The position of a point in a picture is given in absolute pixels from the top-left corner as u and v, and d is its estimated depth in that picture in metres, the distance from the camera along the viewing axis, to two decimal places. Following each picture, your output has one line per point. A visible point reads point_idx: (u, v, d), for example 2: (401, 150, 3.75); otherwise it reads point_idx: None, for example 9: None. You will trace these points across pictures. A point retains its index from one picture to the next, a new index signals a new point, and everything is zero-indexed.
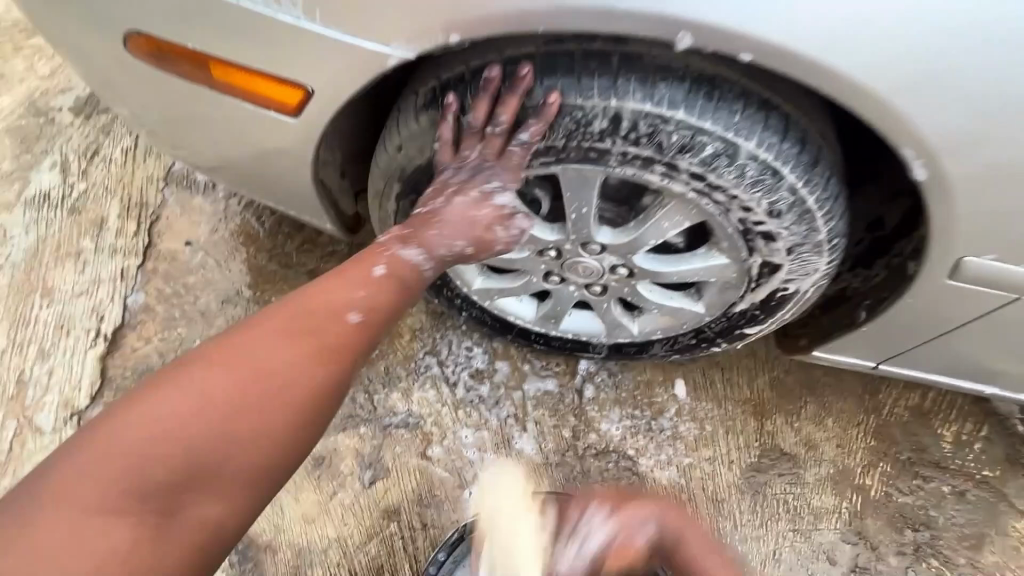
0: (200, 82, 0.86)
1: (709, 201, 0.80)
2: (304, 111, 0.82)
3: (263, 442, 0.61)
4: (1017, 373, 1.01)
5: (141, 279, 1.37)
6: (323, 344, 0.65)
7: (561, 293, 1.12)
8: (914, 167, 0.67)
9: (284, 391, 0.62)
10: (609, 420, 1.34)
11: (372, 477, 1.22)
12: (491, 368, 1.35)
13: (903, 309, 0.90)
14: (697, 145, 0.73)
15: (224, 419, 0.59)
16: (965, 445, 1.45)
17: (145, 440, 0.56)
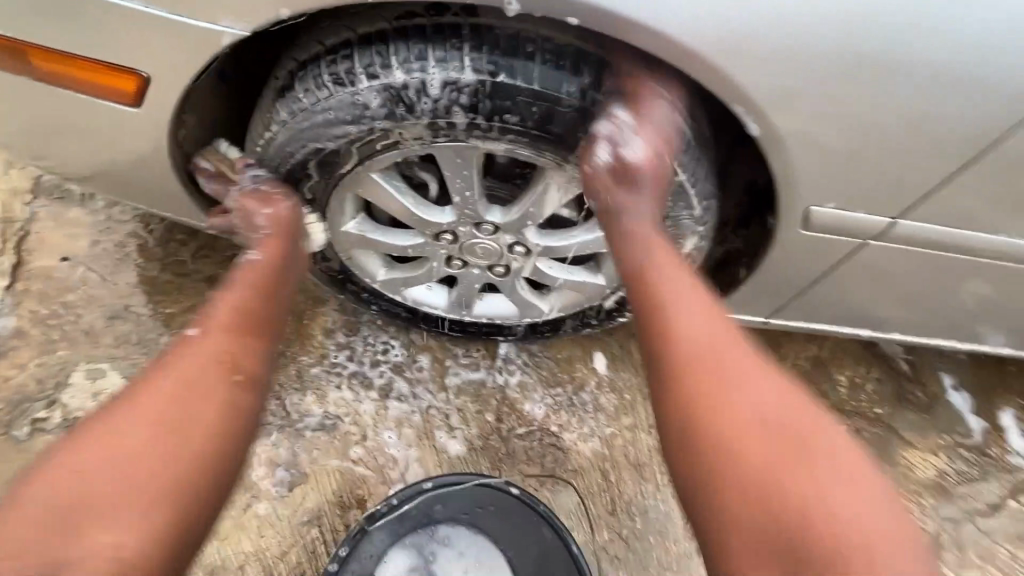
0: (26, 73, 0.79)
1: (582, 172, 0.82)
2: (147, 100, 0.77)
3: (168, 437, 0.68)
4: (884, 317, 1.10)
5: (12, 302, 1.24)
6: (179, 363, 0.73)
7: (465, 277, 1.12)
8: (749, 123, 0.73)
9: (159, 400, 0.70)
10: (531, 400, 1.35)
11: (289, 484, 1.18)
12: (410, 360, 1.33)
13: (774, 262, 0.96)
14: (558, 114, 0.75)
15: (135, 429, 0.68)
16: (858, 387, 1.58)
17: (78, 463, 0.65)
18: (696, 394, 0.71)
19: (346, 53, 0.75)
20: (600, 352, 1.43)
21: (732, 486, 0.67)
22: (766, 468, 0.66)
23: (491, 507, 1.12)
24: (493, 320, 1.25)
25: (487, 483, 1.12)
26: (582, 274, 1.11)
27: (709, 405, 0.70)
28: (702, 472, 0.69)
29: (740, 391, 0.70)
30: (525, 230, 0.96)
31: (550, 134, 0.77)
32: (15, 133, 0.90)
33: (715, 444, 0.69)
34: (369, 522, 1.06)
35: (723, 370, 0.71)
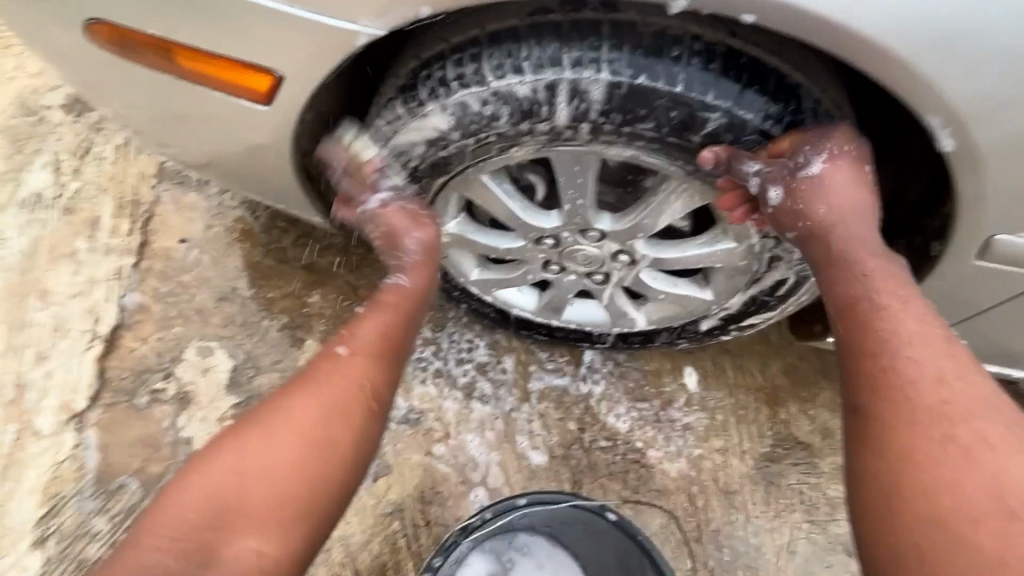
0: (167, 70, 0.82)
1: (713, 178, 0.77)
2: (276, 98, 0.79)
3: (306, 441, 0.72)
4: None
5: (137, 279, 1.34)
6: (325, 377, 0.77)
7: (560, 282, 1.07)
8: (940, 135, 0.66)
9: (303, 421, 0.73)
10: (616, 413, 1.30)
11: (374, 474, 1.20)
12: (494, 360, 1.32)
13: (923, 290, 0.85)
14: (700, 122, 0.70)
15: (295, 442, 0.72)
16: None
17: (220, 469, 0.69)
18: (881, 423, 0.64)
19: (473, 50, 0.72)
20: (691, 368, 1.36)
21: (925, 526, 0.57)
22: (973, 520, 0.56)
23: (581, 526, 1.06)
24: (582, 327, 1.20)
25: (580, 504, 1.04)
26: (686, 287, 1.02)
27: (891, 436, 0.63)
28: (883, 514, 0.60)
29: (936, 424, 0.61)
30: (633, 240, 0.90)
31: (689, 143, 0.72)
32: (152, 124, 0.95)
33: (895, 480, 0.61)
34: (462, 533, 0.99)
35: (917, 402, 0.63)
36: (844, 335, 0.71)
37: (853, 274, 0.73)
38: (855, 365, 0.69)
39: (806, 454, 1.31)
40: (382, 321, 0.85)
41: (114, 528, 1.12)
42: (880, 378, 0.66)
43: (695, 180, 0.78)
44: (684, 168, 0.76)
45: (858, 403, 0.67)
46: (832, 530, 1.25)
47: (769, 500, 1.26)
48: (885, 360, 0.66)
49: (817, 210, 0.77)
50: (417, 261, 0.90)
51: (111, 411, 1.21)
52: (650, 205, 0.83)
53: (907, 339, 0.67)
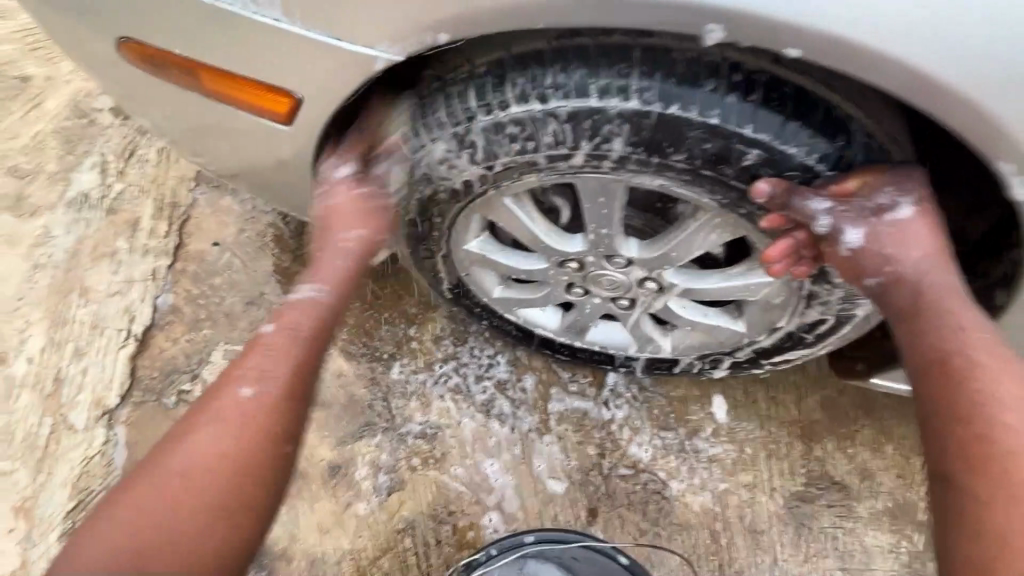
0: (196, 89, 0.83)
1: (746, 212, 0.72)
2: (295, 118, 0.79)
3: (218, 488, 0.69)
4: None
5: (171, 280, 1.38)
6: (229, 416, 0.73)
7: (585, 305, 1.04)
8: (1015, 184, 0.61)
9: (207, 466, 0.70)
10: (638, 442, 1.25)
11: (387, 487, 1.19)
12: (514, 379, 1.30)
13: None
14: (736, 154, 0.66)
15: (201, 490, 0.69)
16: None
17: (122, 527, 0.66)
18: (967, 491, 0.60)
19: (498, 71, 0.70)
20: (720, 396, 1.30)
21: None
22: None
23: (595, 569, 1.04)
24: (606, 349, 1.16)
25: (595, 546, 1.03)
26: (718, 316, 0.97)
27: (978, 503, 0.59)
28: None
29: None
30: (662, 268, 0.86)
31: (724, 175, 0.68)
32: (186, 138, 0.98)
33: (989, 558, 0.56)
34: (467, 570, 1.02)
35: (1011, 469, 0.59)
36: (928, 393, 0.65)
37: (947, 330, 0.66)
38: (940, 426, 0.63)
39: (842, 496, 1.23)
40: (283, 353, 0.78)
41: None
42: (970, 441, 0.61)
43: (727, 214, 0.73)
44: (715, 202, 0.71)
45: (945, 466, 0.62)
46: None
47: (799, 542, 1.19)
48: (971, 422, 0.61)
49: (908, 258, 0.69)
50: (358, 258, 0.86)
51: (141, 408, 1.24)
52: (680, 234, 0.79)
53: (996, 395, 0.62)
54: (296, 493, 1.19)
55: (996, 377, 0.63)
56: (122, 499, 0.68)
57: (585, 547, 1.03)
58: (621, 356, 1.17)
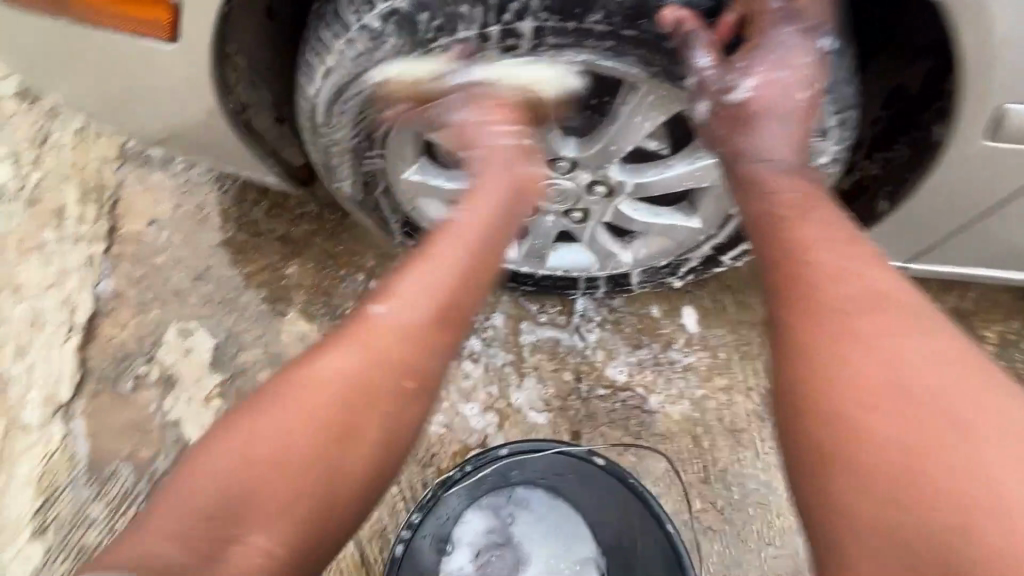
0: (66, 14, 0.76)
1: (681, 80, 0.71)
2: (182, 29, 0.73)
3: (337, 419, 0.66)
4: None
5: (108, 266, 1.30)
6: (368, 339, 0.69)
7: (541, 225, 1.02)
8: None
9: (331, 392, 0.67)
10: (613, 362, 1.25)
11: None
12: (483, 318, 1.28)
13: (932, 189, 0.79)
14: (651, 9, 0.64)
15: (326, 420, 0.66)
16: (1011, 345, 1.34)
17: (250, 449, 0.64)
18: (815, 405, 0.59)
19: None
20: (689, 307, 1.30)
21: (868, 487, 0.54)
22: (911, 464, 0.53)
23: (577, 477, 1.04)
24: (569, 273, 1.14)
25: (569, 450, 1.02)
26: (672, 215, 0.95)
27: (827, 413, 0.58)
28: (830, 463, 0.57)
29: (870, 370, 0.58)
30: (606, 165, 0.85)
31: (643, 36, 0.67)
32: (80, 100, 0.90)
33: (812, 396, 0.60)
34: (442, 487, 0.99)
35: (822, 302, 0.62)
36: (764, 246, 0.69)
37: (789, 223, 0.68)
38: (783, 270, 0.66)
39: None
40: (438, 272, 0.73)
41: (110, 513, 1.12)
42: (812, 349, 0.61)
43: (662, 86, 0.72)
44: (643, 70, 0.70)
45: (806, 358, 0.61)
46: None
47: None
48: (814, 328, 0.62)
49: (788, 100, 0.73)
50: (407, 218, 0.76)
51: (96, 398, 1.19)
52: (616, 122, 0.78)
53: (828, 261, 0.64)
54: None
55: (831, 263, 0.64)
56: (244, 414, 0.67)
57: (561, 454, 1.03)
58: (585, 277, 1.15)
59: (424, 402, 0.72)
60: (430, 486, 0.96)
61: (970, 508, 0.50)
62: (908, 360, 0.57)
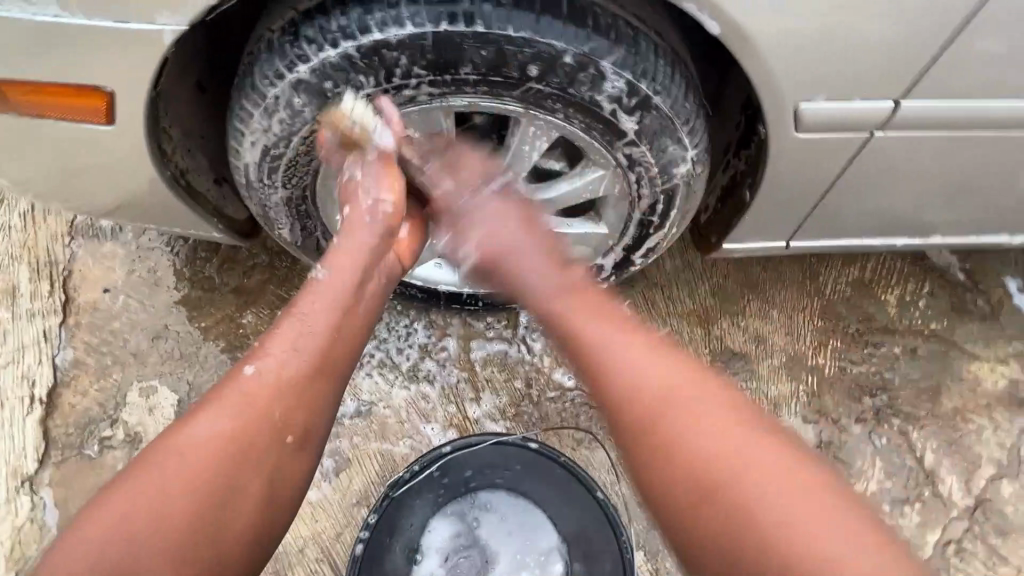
0: (7, 110, 0.84)
1: (550, 111, 0.84)
2: (116, 113, 0.82)
3: (219, 475, 0.67)
4: (903, 211, 1.08)
5: (66, 336, 1.34)
6: (236, 399, 0.72)
7: None
8: (703, 17, 0.74)
9: (214, 447, 0.68)
10: (560, 366, 1.35)
11: (334, 468, 1.23)
12: (435, 341, 1.36)
13: (776, 177, 0.95)
14: (509, 58, 0.77)
15: (218, 474, 0.67)
16: (910, 304, 1.49)
17: (132, 510, 0.64)
18: (654, 463, 0.68)
19: (291, 30, 0.77)
20: (624, 306, 1.42)
21: (681, 494, 0.66)
22: (704, 462, 0.65)
23: (524, 468, 1.11)
24: None
25: (506, 440, 1.08)
26: (583, 224, 1.07)
27: (664, 471, 0.67)
28: (647, 469, 0.69)
29: (684, 422, 0.68)
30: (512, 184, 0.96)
31: (511, 80, 0.80)
32: (25, 183, 0.97)
33: (626, 417, 0.71)
34: (391, 489, 1.02)
35: (612, 340, 0.76)
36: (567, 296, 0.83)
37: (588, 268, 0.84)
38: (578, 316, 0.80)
39: (743, 364, 1.39)
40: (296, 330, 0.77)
41: None
42: (620, 381, 0.73)
43: (535, 117, 0.86)
44: (518, 105, 0.84)
45: (614, 389, 0.72)
46: None
47: None
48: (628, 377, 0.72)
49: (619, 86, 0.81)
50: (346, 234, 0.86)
51: (64, 465, 1.22)
52: (508, 152, 0.93)
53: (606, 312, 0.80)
54: None
55: (614, 327, 0.78)
56: (126, 483, 0.66)
57: (502, 443, 1.09)
58: None
59: (309, 451, 0.75)
60: (379, 493, 1.00)
61: (735, 501, 0.62)
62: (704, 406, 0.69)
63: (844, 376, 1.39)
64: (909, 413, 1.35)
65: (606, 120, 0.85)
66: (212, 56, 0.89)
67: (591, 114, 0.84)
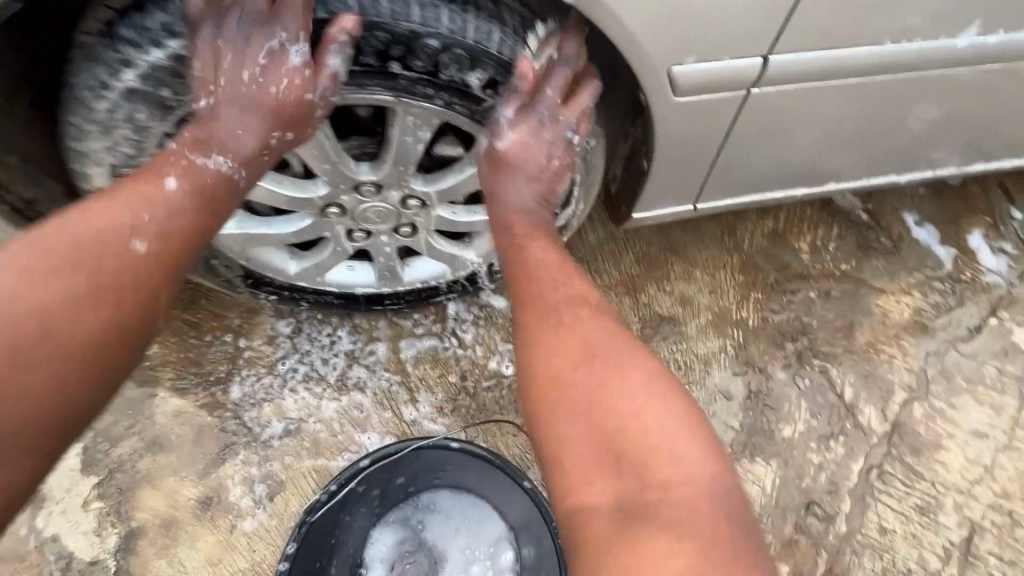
0: None
1: (421, 97, 0.82)
2: None
3: (42, 357, 0.63)
4: (795, 161, 1.11)
5: None
6: (77, 277, 0.67)
7: (378, 247, 1.08)
8: None
9: (38, 322, 0.63)
10: (493, 354, 1.33)
11: (267, 492, 1.16)
12: (362, 347, 1.31)
13: (667, 140, 0.96)
14: (365, 43, 0.77)
15: (38, 355, 0.63)
16: (821, 249, 1.56)
17: None
18: (568, 426, 0.68)
19: (105, 35, 0.73)
20: None
21: (586, 451, 0.66)
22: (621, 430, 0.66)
23: (457, 472, 1.10)
24: (428, 283, 1.20)
25: (428, 445, 1.08)
26: None
27: (564, 418, 0.69)
28: (561, 420, 0.69)
29: (610, 389, 0.69)
30: (406, 180, 0.93)
31: (371, 67, 0.79)
32: None
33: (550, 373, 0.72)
34: (308, 516, 1.00)
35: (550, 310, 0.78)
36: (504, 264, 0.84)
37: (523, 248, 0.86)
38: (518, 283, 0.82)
39: (671, 327, 1.41)
40: (146, 228, 0.72)
41: None
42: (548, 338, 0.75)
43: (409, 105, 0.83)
44: (388, 94, 0.81)
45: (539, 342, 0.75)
46: (708, 384, 1.36)
47: None
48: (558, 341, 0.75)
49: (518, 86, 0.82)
50: (227, 184, 0.80)
51: None
52: (391, 146, 0.88)
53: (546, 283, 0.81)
54: (171, 546, 1.12)
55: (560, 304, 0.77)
56: None
57: (427, 450, 1.08)
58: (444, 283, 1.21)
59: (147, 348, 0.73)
60: (296, 527, 0.99)
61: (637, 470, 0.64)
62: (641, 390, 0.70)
63: (766, 326, 1.44)
64: (828, 353, 1.41)
65: (487, 101, 0.84)
66: (40, 71, 0.80)
67: (469, 96, 0.83)
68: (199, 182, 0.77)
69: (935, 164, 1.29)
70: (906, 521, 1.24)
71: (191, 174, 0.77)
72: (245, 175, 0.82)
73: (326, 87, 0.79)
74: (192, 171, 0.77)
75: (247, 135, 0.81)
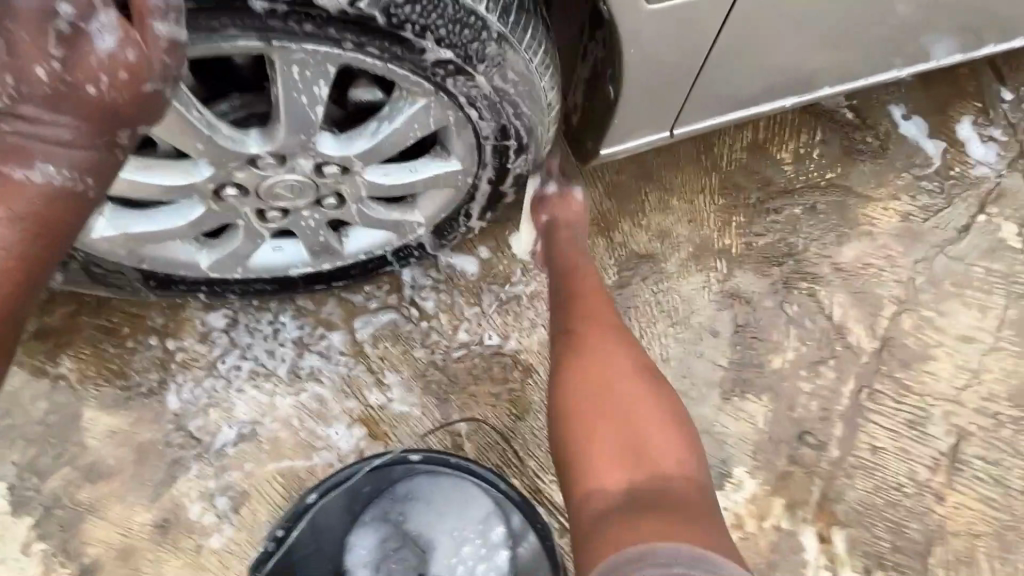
0: None
1: (301, 36, 0.65)
2: None
3: None
4: (781, 67, 0.94)
5: None
6: None
7: (301, 225, 0.90)
8: None
9: None
10: (460, 322, 1.20)
11: (230, 504, 1.07)
12: (310, 331, 1.16)
13: (635, 57, 0.78)
14: None
15: None
16: (805, 158, 1.42)
17: None
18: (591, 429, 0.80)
19: None
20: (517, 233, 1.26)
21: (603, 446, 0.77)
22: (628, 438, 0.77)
23: (427, 482, 1.04)
24: (373, 253, 1.00)
25: (377, 463, 0.99)
26: (430, 164, 0.86)
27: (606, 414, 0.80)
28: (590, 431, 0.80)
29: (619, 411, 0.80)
30: (312, 143, 0.76)
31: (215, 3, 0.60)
32: None
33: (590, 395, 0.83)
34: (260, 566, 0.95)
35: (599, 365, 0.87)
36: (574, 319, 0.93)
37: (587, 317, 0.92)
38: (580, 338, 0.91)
39: (651, 266, 1.29)
40: None
41: None
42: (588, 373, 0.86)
43: (290, 49, 0.66)
44: (252, 37, 0.64)
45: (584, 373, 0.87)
46: (694, 323, 1.27)
47: (631, 323, 1.25)
48: (604, 333, 0.92)
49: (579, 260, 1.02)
50: (65, 200, 0.61)
51: None
52: (280, 107, 0.72)
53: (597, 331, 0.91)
54: None
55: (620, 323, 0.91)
56: None
57: (378, 468, 1.01)
58: (392, 251, 1.01)
59: None
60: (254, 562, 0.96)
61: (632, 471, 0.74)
62: (680, 431, 0.79)
63: (750, 251, 1.33)
64: (815, 274, 1.33)
65: (388, 32, 0.66)
66: None
67: (365, 28, 0.65)
68: (23, 210, 0.59)
69: (930, 54, 1.13)
70: (894, 436, 1.23)
71: (12, 193, 0.59)
72: (92, 183, 0.62)
73: (159, 59, 0.57)
74: (8, 195, 0.59)
75: (57, 134, 0.58)
